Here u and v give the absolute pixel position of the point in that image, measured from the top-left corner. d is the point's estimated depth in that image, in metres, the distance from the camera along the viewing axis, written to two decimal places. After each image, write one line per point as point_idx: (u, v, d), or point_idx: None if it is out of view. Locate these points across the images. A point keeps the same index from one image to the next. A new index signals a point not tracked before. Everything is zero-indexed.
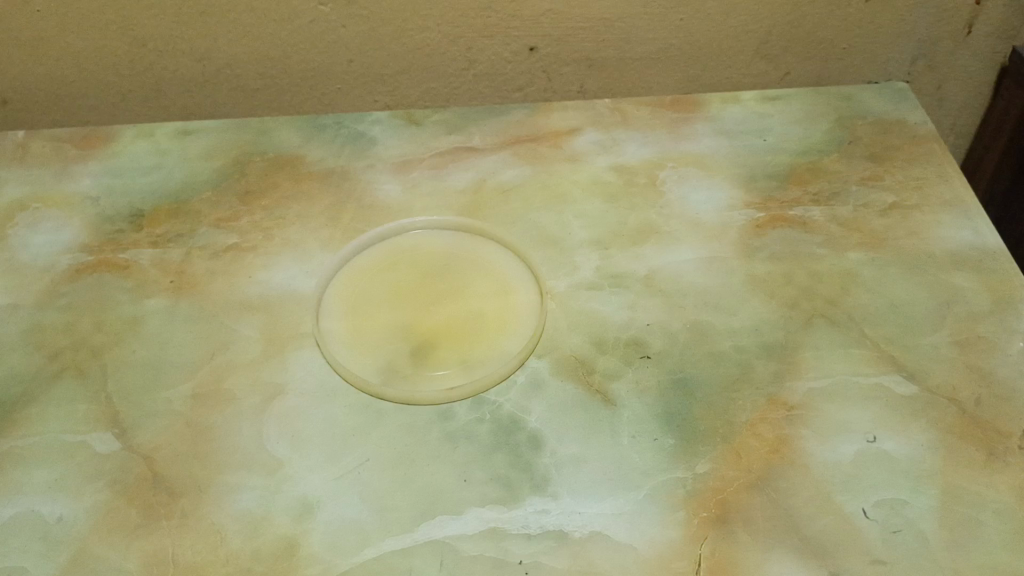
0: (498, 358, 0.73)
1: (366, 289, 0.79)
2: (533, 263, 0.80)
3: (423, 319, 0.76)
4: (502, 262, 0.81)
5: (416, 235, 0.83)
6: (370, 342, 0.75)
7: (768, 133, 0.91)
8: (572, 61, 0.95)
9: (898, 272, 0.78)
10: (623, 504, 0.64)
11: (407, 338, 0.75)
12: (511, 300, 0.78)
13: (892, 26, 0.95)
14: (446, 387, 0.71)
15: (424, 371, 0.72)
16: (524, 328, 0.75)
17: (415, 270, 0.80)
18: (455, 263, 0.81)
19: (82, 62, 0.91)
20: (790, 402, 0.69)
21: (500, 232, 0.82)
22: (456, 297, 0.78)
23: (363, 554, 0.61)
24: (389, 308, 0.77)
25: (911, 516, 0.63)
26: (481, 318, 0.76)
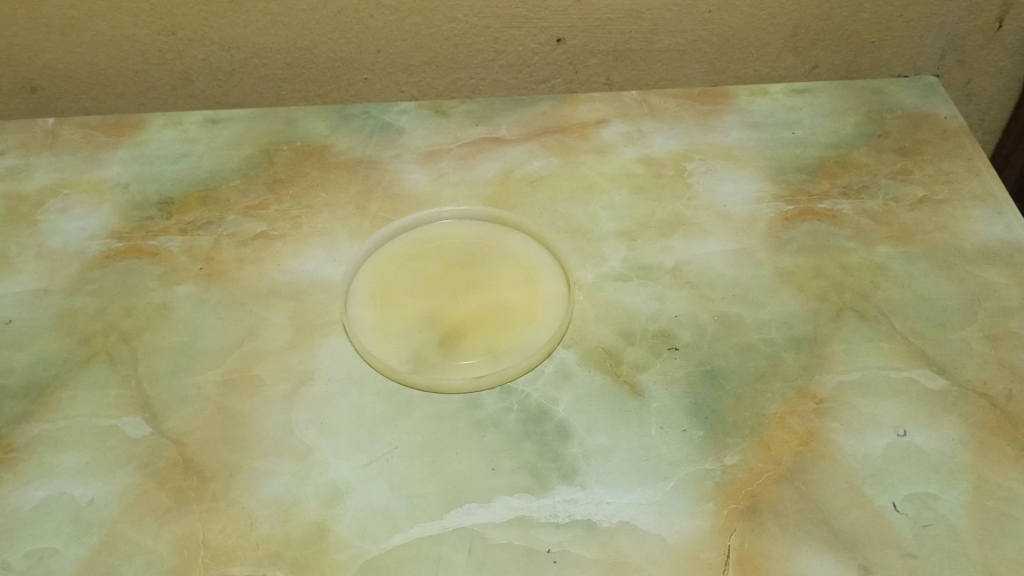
0: (526, 348, 0.73)
1: (394, 278, 0.79)
2: (561, 254, 0.80)
3: (451, 308, 0.76)
4: (530, 253, 0.81)
5: (444, 225, 0.83)
6: (398, 330, 0.75)
7: (797, 126, 0.91)
8: (599, 53, 0.95)
9: (928, 266, 0.78)
10: (652, 494, 0.64)
11: (435, 327, 0.75)
12: (539, 290, 0.78)
13: (922, 20, 0.94)
14: (475, 376, 0.71)
15: (453, 360, 0.72)
16: (552, 318, 0.75)
17: (443, 260, 0.80)
18: (482, 253, 0.81)
19: (112, 50, 0.91)
20: (819, 395, 0.69)
21: (528, 223, 0.82)
22: (484, 286, 0.78)
23: (392, 540, 0.62)
24: (417, 297, 0.77)
25: (941, 511, 0.62)
26: (509, 308, 0.76)
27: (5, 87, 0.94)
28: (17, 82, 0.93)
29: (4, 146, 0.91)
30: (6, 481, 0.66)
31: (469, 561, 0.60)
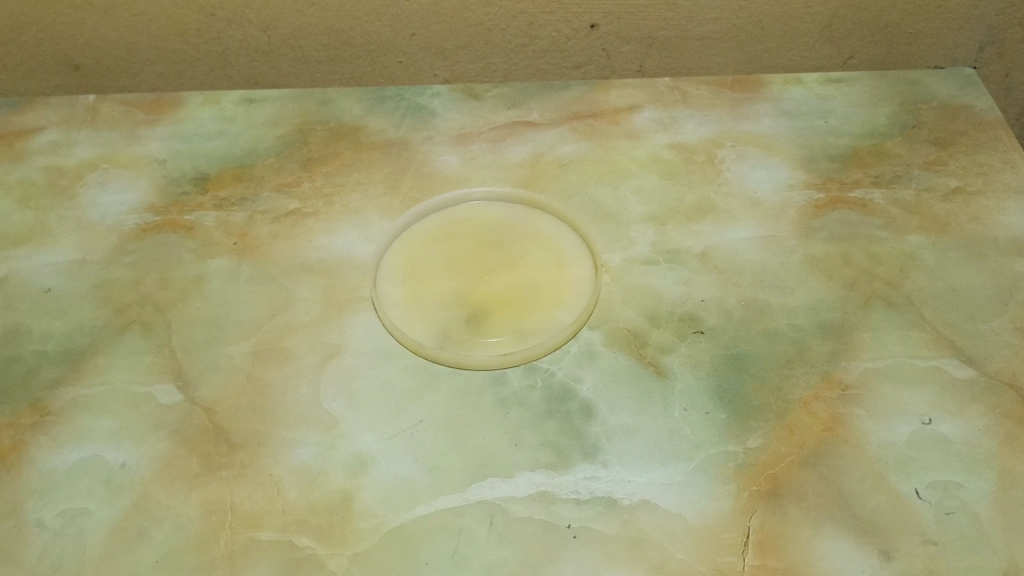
0: (552, 328, 0.73)
1: (423, 256, 0.80)
2: (590, 237, 0.80)
3: (479, 287, 0.77)
4: (559, 235, 0.81)
5: (474, 206, 0.84)
6: (426, 307, 0.76)
7: (830, 115, 0.90)
8: (632, 40, 0.94)
9: (959, 256, 0.77)
10: (674, 474, 0.64)
11: (463, 305, 0.76)
12: (566, 271, 0.78)
13: (961, 12, 0.92)
14: (501, 353, 0.71)
15: (479, 337, 0.73)
16: (578, 299, 0.75)
17: (472, 240, 0.81)
18: (511, 234, 0.81)
19: (153, 29, 0.92)
20: (845, 382, 0.69)
21: (557, 205, 0.83)
22: (512, 266, 0.78)
23: (414, 511, 0.63)
24: (445, 275, 0.78)
25: (965, 499, 0.62)
26: (536, 289, 0.77)
27: (47, 64, 0.95)
28: (59, 59, 0.94)
29: (46, 122, 0.93)
30: (42, 442, 0.67)
31: (490, 533, 0.61)
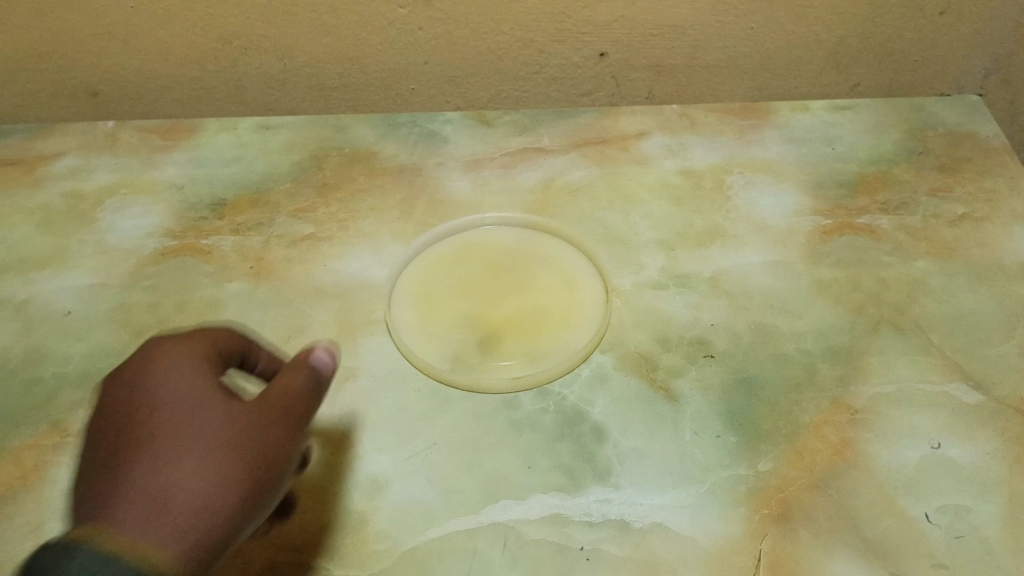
0: (563, 351, 0.74)
1: (437, 280, 0.81)
2: (601, 261, 0.81)
3: (491, 311, 0.78)
4: (570, 261, 0.83)
5: (488, 231, 0.86)
6: (439, 330, 0.77)
7: (837, 142, 0.92)
8: (641, 68, 0.95)
9: (966, 281, 0.78)
10: (685, 497, 0.64)
11: (476, 329, 0.77)
12: (577, 297, 0.79)
13: (965, 39, 0.93)
14: (512, 377, 0.73)
15: (491, 360, 0.74)
16: (589, 323, 0.77)
17: (484, 264, 0.82)
18: (523, 259, 0.83)
19: (171, 58, 0.93)
20: (854, 406, 0.69)
21: (567, 230, 0.84)
22: (524, 291, 0.80)
23: (428, 533, 0.63)
24: (459, 299, 0.79)
25: (975, 522, 0.63)
26: (548, 313, 0.78)
27: (67, 91, 0.97)
28: (80, 86, 0.97)
29: (66, 147, 0.96)
30: (62, 463, 0.68)
31: (504, 555, 0.62)
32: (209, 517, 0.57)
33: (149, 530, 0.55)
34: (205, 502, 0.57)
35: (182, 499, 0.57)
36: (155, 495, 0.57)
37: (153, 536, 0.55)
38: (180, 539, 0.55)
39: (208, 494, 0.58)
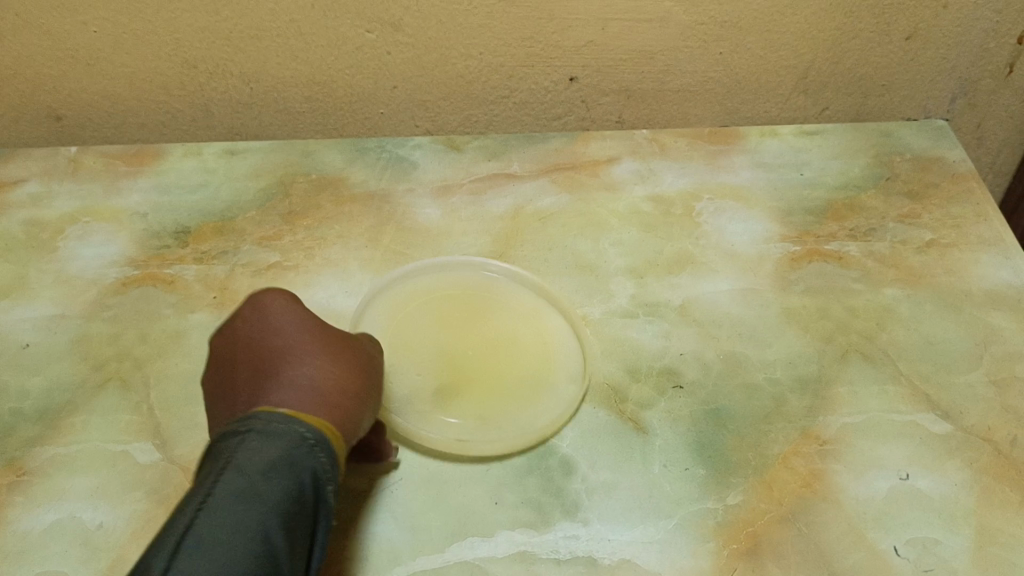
0: (528, 405, 0.72)
1: (406, 316, 0.78)
2: (572, 313, 0.78)
3: (461, 362, 0.75)
4: (540, 307, 0.80)
5: (462, 268, 0.82)
6: (402, 365, 0.74)
7: (806, 168, 0.92)
8: (610, 92, 0.95)
9: (934, 309, 0.78)
10: (653, 532, 0.64)
11: (442, 371, 0.74)
12: (547, 349, 0.77)
13: (932, 65, 0.94)
14: (477, 430, 0.70)
15: (457, 405, 0.72)
16: (551, 403, 0.72)
17: (468, 308, 0.79)
18: (511, 317, 0.79)
19: (136, 82, 0.92)
20: (823, 436, 0.69)
21: (542, 281, 0.81)
22: (494, 338, 0.77)
23: (393, 572, 0.62)
24: (427, 337, 0.76)
25: (943, 555, 0.62)
26: (520, 378, 0.74)
27: (30, 116, 0.96)
28: (43, 110, 0.95)
29: (27, 173, 0.94)
30: (17, 502, 0.67)
31: None
32: (340, 372, 0.59)
33: (318, 406, 0.55)
34: (304, 354, 0.59)
35: (325, 372, 0.58)
36: (299, 379, 0.57)
37: (323, 410, 0.55)
38: (336, 414, 0.56)
39: (338, 365, 0.59)
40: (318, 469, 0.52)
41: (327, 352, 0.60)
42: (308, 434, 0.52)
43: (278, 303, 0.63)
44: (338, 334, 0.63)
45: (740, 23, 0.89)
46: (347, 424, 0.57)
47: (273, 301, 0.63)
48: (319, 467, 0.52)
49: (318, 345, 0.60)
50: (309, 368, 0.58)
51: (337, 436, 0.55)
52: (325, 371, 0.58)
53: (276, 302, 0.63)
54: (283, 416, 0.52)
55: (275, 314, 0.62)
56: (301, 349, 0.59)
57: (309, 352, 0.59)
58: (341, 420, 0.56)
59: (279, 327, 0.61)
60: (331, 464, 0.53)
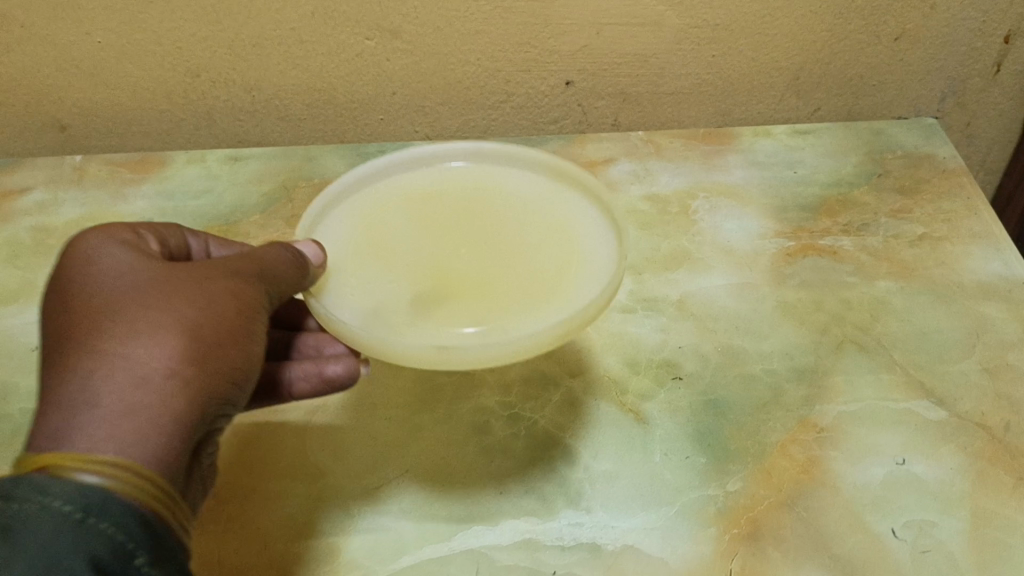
0: (551, 287, 0.64)
1: (385, 227, 0.71)
2: (579, 177, 0.71)
3: (445, 275, 0.66)
4: (540, 192, 0.73)
5: (433, 169, 0.76)
6: (375, 280, 0.66)
7: (799, 166, 0.94)
8: (606, 95, 0.97)
9: (927, 300, 0.80)
10: (655, 519, 0.65)
11: (431, 275, 0.66)
12: (558, 229, 0.69)
13: (921, 64, 0.96)
14: (486, 319, 0.62)
15: (454, 306, 0.63)
16: (546, 312, 0.61)
17: (460, 219, 0.71)
18: (512, 227, 0.70)
19: (139, 91, 0.94)
20: (820, 424, 0.70)
21: (528, 149, 0.74)
22: (489, 231, 0.70)
23: (400, 561, 0.63)
24: (411, 247, 0.69)
25: (940, 537, 0.63)
26: (515, 286, 0.64)
27: (35, 126, 0.97)
28: (48, 120, 0.97)
29: (34, 182, 0.96)
30: None
31: None
32: (148, 355, 0.51)
33: (104, 423, 0.48)
34: (105, 335, 0.51)
35: (123, 362, 0.50)
36: (87, 379, 0.49)
37: (110, 428, 0.48)
38: (130, 427, 0.48)
39: (150, 345, 0.51)
40: (100, 549, 0.44)
41: (136, 330, 0.51)
42: (70, 508, 0.44)
43: (106, 259, 0.56)
44: (164, 296, 0.54)
45: (732, 25, 0.90)
46: (150, 431, 0.49)
47: (96, 262, 0.56)
48: (102, 550, 0.44)
49: (124, 318, 0.52)
50: (109, 359, 0.50)
51: (131, 455, 0.48)
52: (124, 361, 0.50)
53: (101, 261, 0.56)
54: (41, 496, 0.44)
55: (91, 276, 0.55)
56: (102, 327, 0.52)
57: (110, 333, 0.51)
58: (138, 428, 0.49)
59: (91, 295, 0.54)
60: (120, 526, 0.45)
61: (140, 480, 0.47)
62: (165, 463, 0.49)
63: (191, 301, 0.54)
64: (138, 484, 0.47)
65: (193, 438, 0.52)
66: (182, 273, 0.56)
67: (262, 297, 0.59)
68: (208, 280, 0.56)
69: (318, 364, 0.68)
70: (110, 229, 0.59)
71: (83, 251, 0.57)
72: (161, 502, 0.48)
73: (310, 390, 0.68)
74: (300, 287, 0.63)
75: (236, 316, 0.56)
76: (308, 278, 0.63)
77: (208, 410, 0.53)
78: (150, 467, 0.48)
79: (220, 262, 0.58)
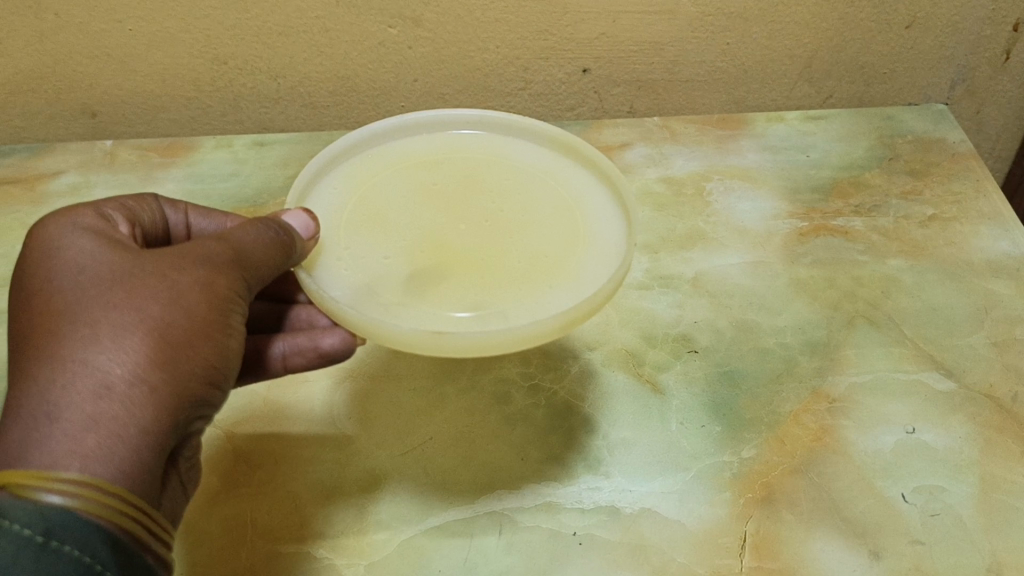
0: (556, 270, 0.61)
1: (380, 190, 0.68)
2: (588, 154, 0.69)
3: (442, 247, 0.63)
4: (546, 166, 0.70)
5: (434, 135, 0.73)
6: (367, 248, 0.63)
7: (812, 150, 0.96)
8: (622, 82, 0.98)
9: (937, 277, 0.82)
10: (672, 484, 0.67)
11: (429, 248, 0.63)
12: (564, 207, 0.67)
13: (931, 52, 0.97)
14: (488, 301, 0.59)
15: (453, 284, 0.60)
16: (545, 297, 0.59)
17: (460, 189, 0.68)
18: (514, 202, 0.67)
19: (168, 78, 0.96)
20: (832, 395, 0.73)
21: (533, 122, 0.71)
22: (491, 205, 0.66)
23: (426, 522, 0.66)
24: (407, 218, 0.65)
25: (949, 501, 0.66)
26: (514, 264, 0.61)
27: (66, 112, 0.99)
28: (78, 107, 0.99)
29: (65, 166, 0.99)
30: None
31: (500, 542, 0.64)
32: (111, 361, 0.47)
33: (66, 437, 0.45)
34: (64, 341, 0.48)
35: (84, 369, 0.47)
36: (45, 390, 0.46)
37: (71, 443, 0.45)
38: (96, 441, 0.46)
39: (115, 350, 0.48)
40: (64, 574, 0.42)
41: (97, 334, 0.48)
42: (32, 531, 0.42)
43: (68, 250, 0.52)
44: (127, 292, 0.50)
45: (747, 13, 0.91)
46: (115, 444, 0.46)
47: (57, 253, 0.53)
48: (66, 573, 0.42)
49: (84, 320, 0.49)
50: (68, 367, 0.47)
51: (95, 472, 0.45)
52: (85, 368, 0.47)
53: (61, 251, 0.52)
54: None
55: (52, 270, 0.52)
56: (62, 330, 0.48)
57: (70, 338, 0.48)
58: (102, 443, 0.46)
59: (53, 293, 0.51)
60: (86, 547, 0.43)
61: (105, 496, 0.45)
62: (134, 477, 0.46)
63: (155, 296, 0.50)
64: (102, 502, 0.44)
65: (164, 446, 0.49)
66: (148, 261, 0.52)
67: (237, 283, 0.54)
68: (175, 271, 0.52)
69: (312, 338, 0.63)
70: (74, 213, 0.56)
71: (44, 239, 0.54)
72: (130, 517, 0.46)
73: (306, 363, 0.64)
74: (285, 264, 0.58)
75: (207, 310, 0.52)
76: (295, 253, 0.58)
77: (178, 416, 0.49)
78: (117, 482, 0.45)
79: (189, 245, 0.54)
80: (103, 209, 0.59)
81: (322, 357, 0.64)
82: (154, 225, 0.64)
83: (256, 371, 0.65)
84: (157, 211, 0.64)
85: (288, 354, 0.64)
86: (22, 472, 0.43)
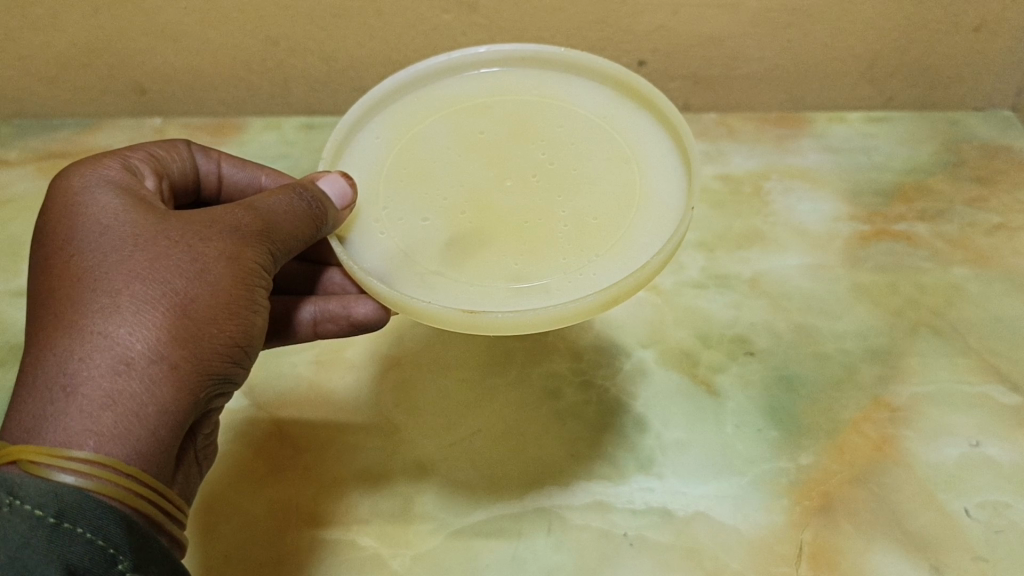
0: (611, 230, 0.58)
1: (422, 143, 0.65)
2: (652, 97, 0.64)
3: (486, 206, 0.60)
4: (606, 111, 0.66)
5: (480, 80, 0.69)
6: (406, 207, 0.60)
7: (873, 152, 0.94)
8: (679, 77, 0.95)
9: (1004, 288, 0.79)
10: (727, 488, 0.65)
11: (476, 205, 0.60)
12: (623, 157, 0.63)
13: (1001, 57, 0.92)
14: (537, 268, 0.56)
15: (501, 248, 0.57)
16: (596, 268, 0.55)
17: (507, 139, 0.64)
18: (566, 155, 0.63)
19: (219, 57, 0.94)
20: (893, 404, 0.70)
21: (592, 59, 0.67)
22: (544, 156, 0.63)
23: (472, 515, 0.64)
24: (452, 170, 0.62)
25: (1014, 518, 0.63)
26: (563, 228, 0.58)
27: (116, 89, 0.99)
28: (128, 83, 0.98)
29: (117, 142, 1.00)
30: None
31: (548, 540, 0.63)
32: (131, 335, 0.46)
33: (82, 415, 0.43)
34: (84, 310, 0.46)
35: (104, 342, 0.45)
36: (63, 360, 0.44)
37: (87, 419, 0.43)
38: (113, 420, 0.44)
39: (135, 325, 0.46)
40: (78, 558, 0.39)
41: (117, 304, 0.46)
42: (44, 512, 0.39)
43: (92, 209, 0.51)
44: (149, 261, 0.48)
45: (811, 10, 0.87)
46: (132, 423, 0.44)
47: (81, 211, 0.51)
48: (80, 557, 0.39)
49: (105, 288, 0.47)
50: (87, 338, 0.45)
51: (111, 451, 0.43)
52: (105, 341, 0.45)
53: (84, 211, 0.50)
54: (9, 496, 0.39)
55: (74, 230, 0.50)
56: (81, 297, 0.46)
57: (90, 306, 0.46)
58: (119, 421, 0.44)
59: (73, 253, 0.49)
60: (99, 530, 0.40)
61: (120, 478, 0.43)
62: (151, 457, 0.45)
63: (179, 269, 0.49)
64: (117, 484, 0.42)
65: (183, 426, 0.47)
66: (172, 230, 0.50)
67: (263, 256, 0.53)
68: (200, 242, 0.50)
69: (344, 307, 0.63)
70: (101, 167, 0.54)
71: (67, 195, 0.52)
72: (144, 499, 0.44)
73: (336, 331, 0.64)
74: (315, 237, 0.56)
75: (231, 284, 0.50)
76: (326, 225, 0.56)
77: (197, 396, 0.48)
78: (133, 463, 0.44)
79: (216, 214, 0.52)
80: (130, 159, 0.57)
81: (354, 326, 0.63)
82: (183, 174, 0.62)
83: (284, 334, 0.64)
84: (187, 159, 0.63)
85: (318, 320, 0.63)
86: (33, 448, 0.42)
